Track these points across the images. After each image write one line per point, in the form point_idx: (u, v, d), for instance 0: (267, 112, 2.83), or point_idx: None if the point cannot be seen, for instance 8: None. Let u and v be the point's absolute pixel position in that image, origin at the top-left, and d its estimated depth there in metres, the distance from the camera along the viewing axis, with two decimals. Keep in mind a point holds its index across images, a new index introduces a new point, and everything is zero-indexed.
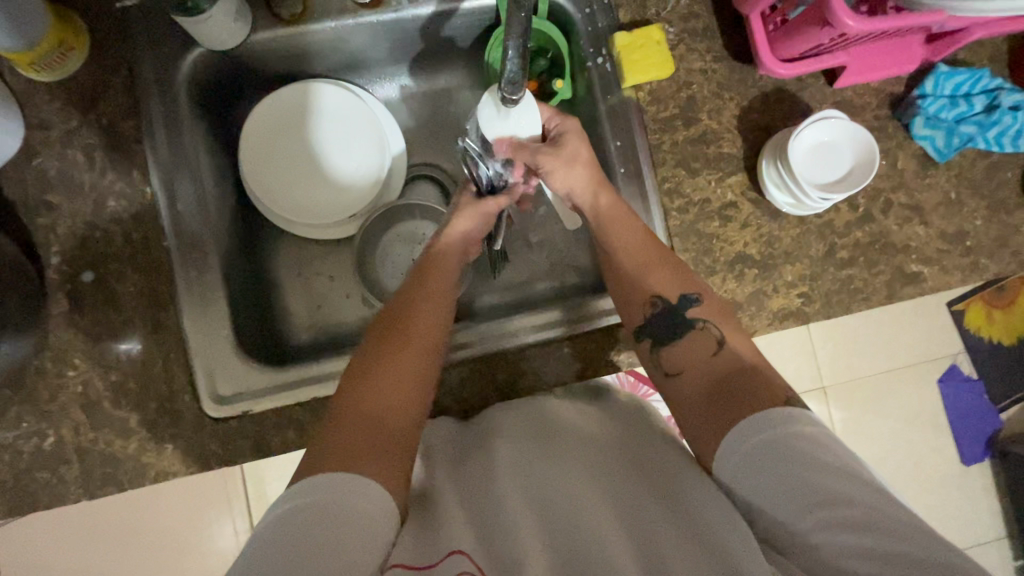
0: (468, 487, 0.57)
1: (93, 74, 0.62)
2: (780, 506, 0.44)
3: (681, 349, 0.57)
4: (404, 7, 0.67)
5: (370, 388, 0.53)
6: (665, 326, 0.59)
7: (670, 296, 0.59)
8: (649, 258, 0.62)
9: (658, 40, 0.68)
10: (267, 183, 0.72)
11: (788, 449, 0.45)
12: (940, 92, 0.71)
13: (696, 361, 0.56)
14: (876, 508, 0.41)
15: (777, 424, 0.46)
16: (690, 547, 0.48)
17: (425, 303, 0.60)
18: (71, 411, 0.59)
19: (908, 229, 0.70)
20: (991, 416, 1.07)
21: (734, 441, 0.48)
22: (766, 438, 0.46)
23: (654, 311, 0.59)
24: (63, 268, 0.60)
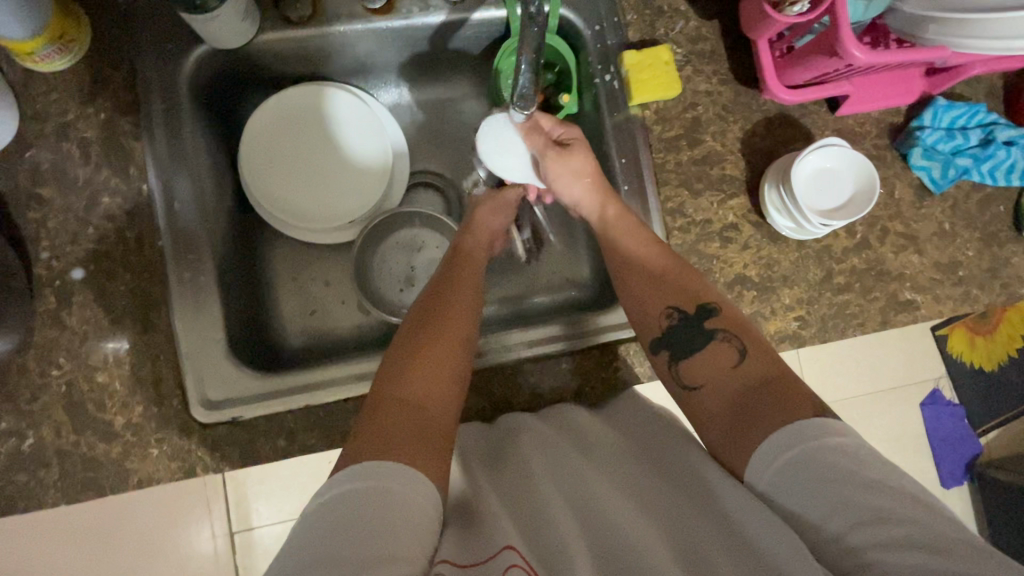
0: (505, 486, 0.54)
1: (93, 67, 0.61)
2: (825, 522, 0.43)
3: (701, 360, 0.56)
4: (415, 15, 0.67)
5: (394, 386, 0.52)
6: (683, 338, 0.58)
7: (688, 307, 0.59)
8: (663, 268, 0.62)
9: (667, 61, 0.68)
10: (267, 185, 0.71)
11: (827, 465, 0.44)
12: (937, 124, 0.72)
13: (717, 375, 0.55)
14: (922, 525, 0.40)
15: (808, 437, 0.46)
16: (735, 552, 0.45)
17: (453, 301, 0.60)
18: (53, 411, 0.57)
19: (903, 257, 0.72)
20: (971, 441, 1.10)
21: (765, 456, 0.47)
22: (800, 453, 0.46)
23: (670, 322, 0.59)
24: (52, 263, 0.59)
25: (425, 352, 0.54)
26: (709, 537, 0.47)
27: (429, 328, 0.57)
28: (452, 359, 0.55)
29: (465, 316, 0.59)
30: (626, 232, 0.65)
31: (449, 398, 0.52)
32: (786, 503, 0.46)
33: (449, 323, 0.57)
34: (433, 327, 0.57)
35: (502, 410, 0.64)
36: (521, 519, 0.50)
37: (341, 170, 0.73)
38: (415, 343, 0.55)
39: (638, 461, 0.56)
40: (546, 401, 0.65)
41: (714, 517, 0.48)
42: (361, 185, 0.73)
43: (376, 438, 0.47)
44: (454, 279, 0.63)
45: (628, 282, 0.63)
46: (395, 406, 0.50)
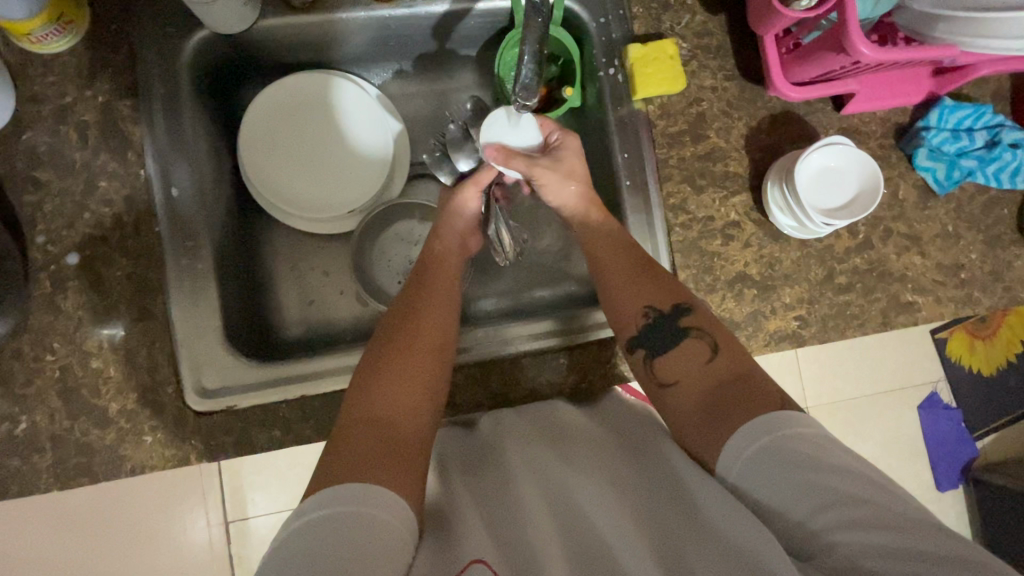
0: (481, 492, 0.55)
1: (92, 50, 0.60)
2: (791, 507, 0.44)
3: (676, 355, 0.57)
4: (418, 4, 0.66)
5: (363, 406, 0.51)
6: (658, 337, 0.58)
7: (663, 306, 0.59)
8: (639, 258, 0.62)
9: (672, 55, 0.67)
10: (266, 172, 0.70)
11: (794, 453, 0.44)
12: (944, 125, 0.71)
13: (692, 370, 0.55)
14: (886, 506, 0.41)
15: (777, 426, 0.46)
16: (708, 550, 0.46)
17: (429, 312, 0.59)
18: (47, 397, 0.57)
19: (905, 258, 0.71)
20: (968, 445, 1.10)
21: (733, 451, 0.47)
22: (772, 441, 0.46)
23: (648, 321, 0.59)
24: (47, 248, 0.58)
25: (398, 367, 0.54)
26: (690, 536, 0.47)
27: (400, 343, 0.56)
28: (430, 373, 0.54)
29: (438, 330, 0.58)
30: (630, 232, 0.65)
31: (424, 417, 0.52)
32: (757, 488, 0.45)
33: (423, 340, 0.56)
34: (406, 342, 0.56)
35: (498, 403, 0.64)
36: (498, 526, 0.51)
37: (347, 159, 0.72)
38: (388, 360, 0.54)
39: (619, 460, 0.57)
40: (541, 397, 0.65)
41: (687, 512, 0.49)
42: (367, 174, 0.73)
43: (340, 462, 0.46)
44: (429, 284, 0.63)
45: (607, 291, 0.62)
46: (365, 427, 0.49)
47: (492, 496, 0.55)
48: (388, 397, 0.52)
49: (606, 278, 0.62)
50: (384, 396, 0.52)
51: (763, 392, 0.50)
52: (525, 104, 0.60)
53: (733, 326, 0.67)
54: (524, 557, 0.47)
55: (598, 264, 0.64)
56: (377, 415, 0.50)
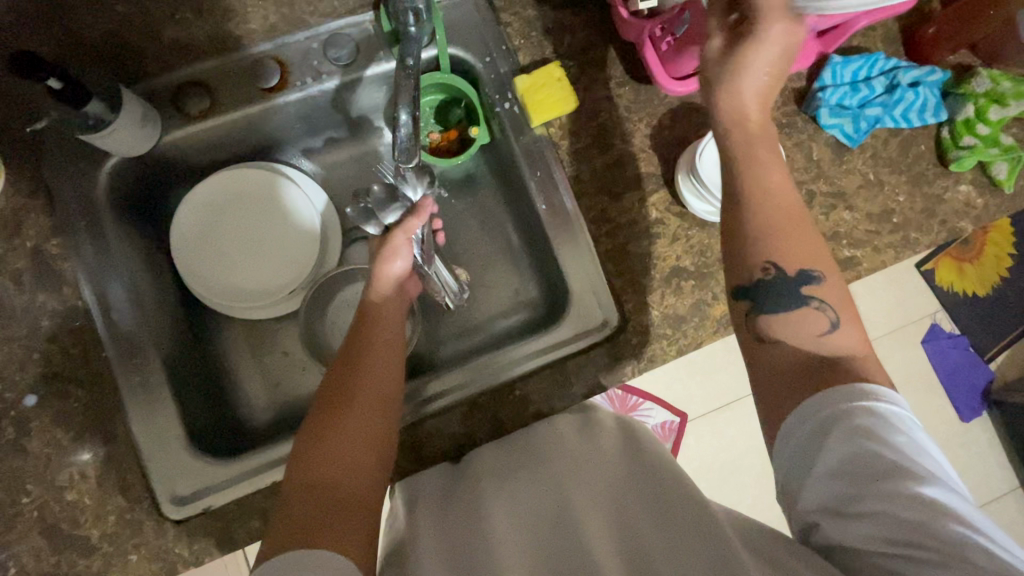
0: (448, 529, 0.56)
1: (12, 200, 0.63)
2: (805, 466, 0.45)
3: (788, 322, 0.51)
4: (309, 85, 0.69)
5: (308, 475, 0.52)
6: (772, 295, 0.51)
7: (790, 267, 0.51)
8: (782, 225, 0.52)
9: (559, 77, 0.70)
10: (205, 276, 0.72)
11: (845, 447, 0.43)
12: (840, 80, 0.73)
13: (802, 337, 0.50)
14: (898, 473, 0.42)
15: (843, 400, 0.44)
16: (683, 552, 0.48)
17: (374, 367, 0.60)
18: (30, 537, 0.59)
19: (834, 216, 0.72)
20: (982, 368, 1.16)
21: (796, 419, 0.46)
22: (831, 420, 0.44)
23: (767, 278, 0.51)
24: (5, 395, 0.61)
25: (340, 431, 0.55)
26: (668, 542, 0.49)
27: (340, 406, 0.57)
28: (375, 432, 0.56)
29: (383, 384, 0.59)
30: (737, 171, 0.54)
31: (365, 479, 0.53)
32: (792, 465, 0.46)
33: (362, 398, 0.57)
34: (341, 408, 0.56)
35: (466, 449, 0.65)
36: (462, 555, 0.53)
37: (280, 239, 0.75)
38: (330, 426, 0.55)
39: (599, 470, 0.59)
40: (508, 431, 0.66)
41: (659, 522, 0.52)
42: (302, 250, 0.75)
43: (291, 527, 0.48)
44: (378, 331, 0.64)
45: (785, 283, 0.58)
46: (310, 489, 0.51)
47: (455, 520, 0.57)
48: (338, 462, 0.53)
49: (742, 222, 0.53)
50: (336, 460, 0.53)
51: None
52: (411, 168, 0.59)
53: (680, 321, 0.68)
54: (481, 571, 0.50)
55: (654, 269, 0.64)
56: (326, 479, 0.52)
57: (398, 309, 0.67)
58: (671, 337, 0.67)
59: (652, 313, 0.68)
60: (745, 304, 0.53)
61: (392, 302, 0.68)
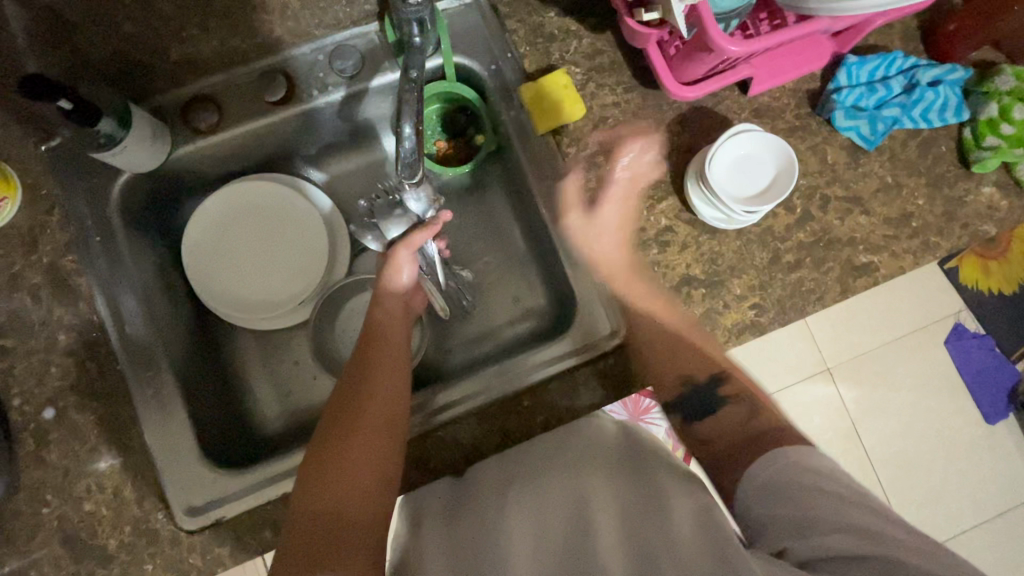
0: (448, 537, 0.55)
1: (29, 216, 0.65)
2: (783, 516, 0.50)
3: (711, 421, 0.66)
4: (315, 97, 0.69)
5: (316, 495, 0.53)
6: (693, 404, 0.67)
7: (703, 378, 0.67)
8: (670, 350, 0.66)
9: (565, 84, 0.69)
10: (217, 289, 0.73)
11: (777, 471, 0.54)
12: (856, 81, 0.71)
13: (728, 428, 0.64)
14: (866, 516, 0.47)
15: (798, 457, 0.55)
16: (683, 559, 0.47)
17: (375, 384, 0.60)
18: (50, 546, 0.60)
19: (850, 221, 0.70)
20: (1007, 369, 1.10)
21: (759, 469, 0.56)
22: (779, 474, 0.54)
23: (681, 396, 0.67)
24: (25, 407, 0.62)
25: (349, 450, 0.55)
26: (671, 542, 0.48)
27: (345, 426, 0.57)
28: (380, 449, 0.56)
29: (391, 401, 0.59)
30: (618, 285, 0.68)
31: (368, 499, 0.53)
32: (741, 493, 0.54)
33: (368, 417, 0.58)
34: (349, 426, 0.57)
35: (473, 460, 0.65)
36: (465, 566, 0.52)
37: (287, 253, 0.75)
38: (334, 448, 0.56)
39: (601, 470, 0.57)
40: (514, 442, 0.66)
41: (659, 523, 0.51)
42: (309, 262, 0.75)
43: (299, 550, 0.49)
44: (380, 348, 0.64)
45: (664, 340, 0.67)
46: (316, 512, 0.52)
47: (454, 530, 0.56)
48: (346, 481, 0.54)
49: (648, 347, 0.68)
50: (344, 480, 0.54)
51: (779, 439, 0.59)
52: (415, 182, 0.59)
53: (691, 330, 0.67)
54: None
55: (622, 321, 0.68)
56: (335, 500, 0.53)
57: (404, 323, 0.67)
58: (682, 347, 0.66)
59: (661, 323, 0.67)
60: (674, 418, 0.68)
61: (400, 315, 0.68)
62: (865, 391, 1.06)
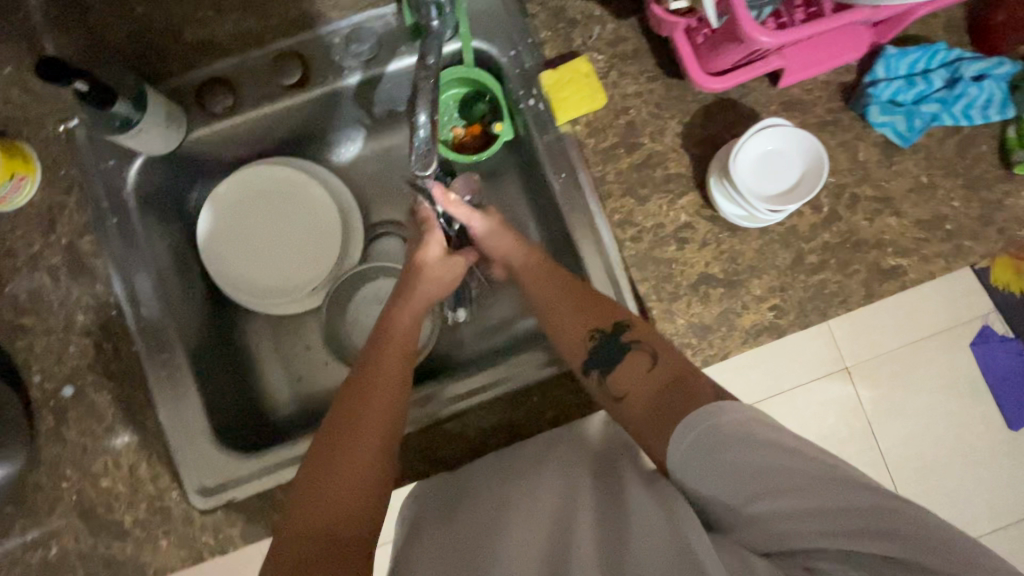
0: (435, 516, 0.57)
1: (49, 197, 0.65)
2: (735, 498, 0.47)
3: (623, 371, 0.59)
4: (330, 82, 0.68)
5: (317, 481, 0.54)
6: (607, 355, 0.60)
7: (605, 326, 0.61)
8: (569, 301, 0.64)
9: (586, 73, 0.67)
10: (233, 273, 0.73)
11: (716, 430, 0.48)
12: (895, 73, 0.67)
13: (639, 380, 0.58)
14: (817, 487, 0.44)
15: (714, 415, 0.49)
16: (663, 549, 0.47)
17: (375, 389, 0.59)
18: (69, 520, 0.62)
19: (879, 222, 0.67)
20: None
21: (683, 433, 0.50)
22: (706, 434, 0.49)
23: (595, 343, 0.61)
24: (45, 385, 0.64)
25: (352, 439, 0.56)
26: (654, 538, 0.48)
27: (345, 433, 0.56)
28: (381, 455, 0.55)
29: (394, 392, 0.60)
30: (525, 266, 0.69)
31: (368, 511, 0.53)
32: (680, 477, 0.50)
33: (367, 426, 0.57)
34: (353, 416, 0.57)
35: (481, 452, 0.65)
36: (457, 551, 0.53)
37: (302, 238, 0.75)
38: (332, 460, 0.55)
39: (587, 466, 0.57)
40: (522, 435, 0.66)
41: (639, 515, 0.50)
42: (323, 248, 0.75)
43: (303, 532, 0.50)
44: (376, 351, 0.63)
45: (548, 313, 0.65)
46: (314, 524, 0.51)
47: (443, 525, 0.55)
48: (348, 471, 0.54)
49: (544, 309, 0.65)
50: (347, 470, 0.54)
51: (695, 393, 0.53)
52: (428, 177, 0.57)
53: (706, 330, 0.65)
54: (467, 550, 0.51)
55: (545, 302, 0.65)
56: (337, 486, 0.53)
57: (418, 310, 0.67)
58: (696, 347, 0.65)
59: (676, 322, 0.65)
60: (595, 375, 0.61)
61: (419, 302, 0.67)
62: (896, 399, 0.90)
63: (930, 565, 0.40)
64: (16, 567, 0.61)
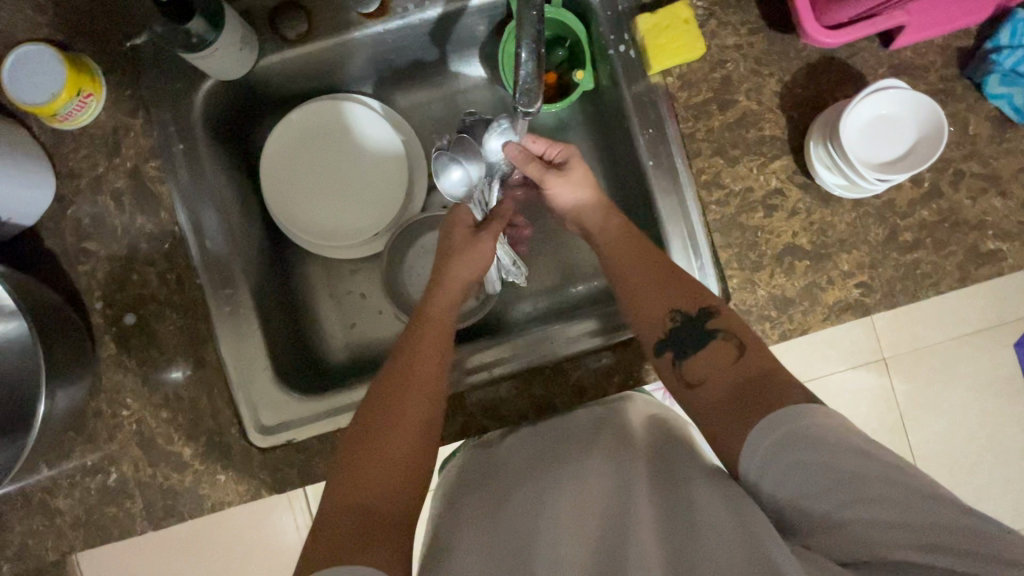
0: (476, 505, 0.54)
1: (115, 118, 0.63)
2: (821, 507, 0.42)
3: (703, 359, 0.55)
4: (411, 12, 0.64)
5: (354, 454, 0.51)
6: (685, 339, 0.56)
7: (689, 309, 0.57)
8: (647, 272, 0.60)
9: (686, 19, 0.62)
10: (291, 209, 0.71)
11: (798, 429, 0.45)
12: (1019, 42, 0.61)
13: (719, 371, 0.53)
14: (917, 501, 0.39)
15: (794, 416, 0.45)
16: (729, 550, 0.42)
17: (412, 373, 0.56)
18: (129, 448, 0.62)
19: (983, 202, 0.62)
20: None
21: (762, 429, 0.46)
22: (788, 432, 0.45)
23: (673, 325, 0.57)
24: (106, 311, 0.62)
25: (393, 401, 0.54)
26: (717, 534, 0.43)
27: (385, 417, 0.53)
28: (417, 420, 0.53)
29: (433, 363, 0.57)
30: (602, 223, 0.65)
31: (394, 484, 0.50)
32: (756, 480, 0.46)
33: (406, 416, 0.53)
34: (399, 378, 0.55)
35: (544, 413, 0.63)
36: (502, 539, 0.48)
37: (364, 180, 0.72)
38: (376, 427, 0.53)
39: (641, 460, 0.54)
40: (589, 398, 0.63)
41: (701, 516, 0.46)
42: (389, 190, 0.72)
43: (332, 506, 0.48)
44: (411, 333, 0.59)
45: (627, 285, 0.61)
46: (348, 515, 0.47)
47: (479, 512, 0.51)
48: (392, 442, 0.52)
49: (623, 276, 0.61)
50: (391, 442, 0.52)
51: (786, 391, 0.48)
52: (530, 113, 0.55)
53: (788, 304, 0.62)
54: (511, 542, 0.48)
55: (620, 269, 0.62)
56: (376, 454, 0.51)
57: (463, 283, 0.64)
58: (776, 320, 0.62)
59: (757, 293, 0.62)
60: (668, 358, 0.57)
61: (468, 270, 0.64)
62: (921, 386, 0.99)
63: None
64: (75, 491, 0.61)
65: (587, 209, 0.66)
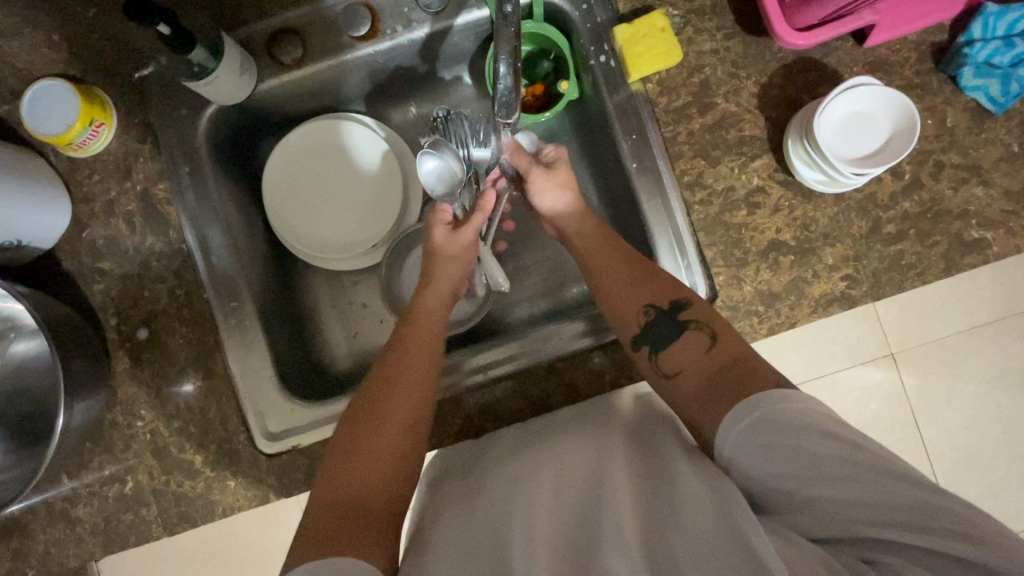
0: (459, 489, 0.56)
1: (125, 144, 0.67)
2: (787, 483, 0.46)
3: (678, 349, 0.57)
4: (400, 33, 0.67)
5: (350, 454, 0.54)
6: (662, 330, 0.58)
7: (663, 302, 0.59)
8: (623, 276, 0.62)
9: (662, 28, 0.65)
10: (292, 224, 0.74)
11: (767, 414, 0.48)
12: (992, 34, 0.63)
13: (694, 360, 0.56)
14: (879, 479, 0.43)
15: (765, 403, 0.48)
16: (707, 539, 0.45)
17: (401, 373, 0.58)
18: (144, 456, 0.65)
19: (965, 192, 0.63)
20: None
21: (739, 413, 0.49)
22: (759, 418, 0.48)
23: (649, 318, 0.59)
24: (121, 327, 0.66)
25: (384, 403, 0.56)
26: (697, 524, 0.46)
27: (376, 415, 0.56)
28: (412, 418, 0.56)
29: (423, 366, 0.59)
30: (590, 227, 0.67)
31: (393, 482, 0.53)
32: (730, 458, 0.49)
33: (392, 411, 0.56)
34: (391, 380, 0.58)
35: (539, 411, 0.64)
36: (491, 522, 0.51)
37: (359, 194, 0.75)
38: (369, 427, 0.55)
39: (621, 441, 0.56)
40: (583, 396, 0.64)
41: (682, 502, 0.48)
42: (387, 202, 0.75)
43: (328, 499, 0.51)
44: (406, 334, 0.62)
45: (607, 289, 0.62)
46: (334, 507, 0.50)
47: (465, 500, 0.54)
48: (386, 440, 0.54)
49: (601, 277, 0.63)
50: (385, 439, 0.54)
51: (757, 379, 0.51)
52: (510, 121, 0.59)
53: (775, 299, 0.63)
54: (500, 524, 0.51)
55: (597, 272, 0.64)
56: (370, 454, 0.54)
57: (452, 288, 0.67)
58: (763, 314, 0.63)
59: (744, 288, 0.63)
60: (646, 351, 0.59)
61: (455, 274, 0.67)
62: (951, 389, 0.70)
63: (994, 564, 0.39)
64: (94, 499, 0.64)
65: (573, 214, 0.68)
